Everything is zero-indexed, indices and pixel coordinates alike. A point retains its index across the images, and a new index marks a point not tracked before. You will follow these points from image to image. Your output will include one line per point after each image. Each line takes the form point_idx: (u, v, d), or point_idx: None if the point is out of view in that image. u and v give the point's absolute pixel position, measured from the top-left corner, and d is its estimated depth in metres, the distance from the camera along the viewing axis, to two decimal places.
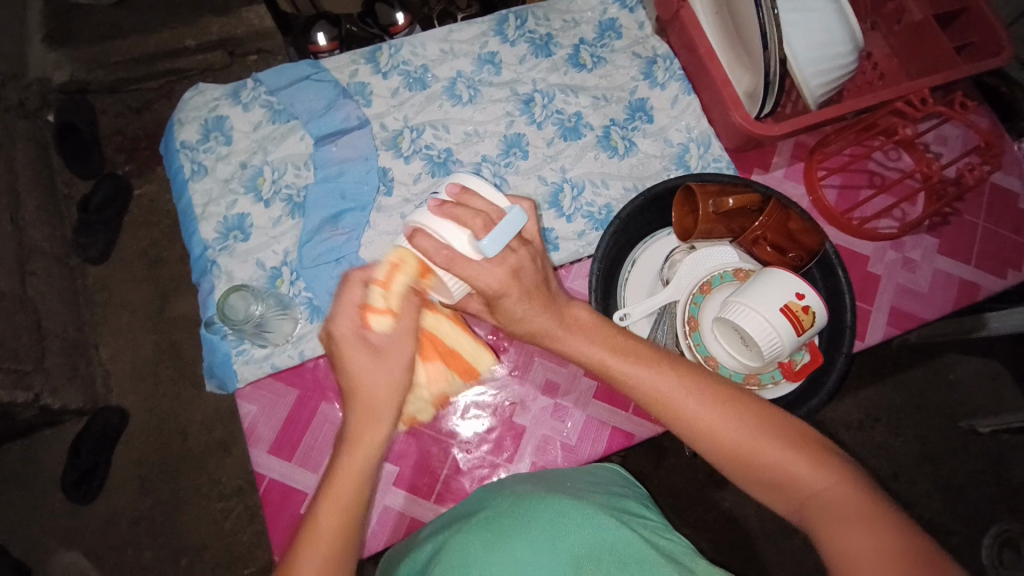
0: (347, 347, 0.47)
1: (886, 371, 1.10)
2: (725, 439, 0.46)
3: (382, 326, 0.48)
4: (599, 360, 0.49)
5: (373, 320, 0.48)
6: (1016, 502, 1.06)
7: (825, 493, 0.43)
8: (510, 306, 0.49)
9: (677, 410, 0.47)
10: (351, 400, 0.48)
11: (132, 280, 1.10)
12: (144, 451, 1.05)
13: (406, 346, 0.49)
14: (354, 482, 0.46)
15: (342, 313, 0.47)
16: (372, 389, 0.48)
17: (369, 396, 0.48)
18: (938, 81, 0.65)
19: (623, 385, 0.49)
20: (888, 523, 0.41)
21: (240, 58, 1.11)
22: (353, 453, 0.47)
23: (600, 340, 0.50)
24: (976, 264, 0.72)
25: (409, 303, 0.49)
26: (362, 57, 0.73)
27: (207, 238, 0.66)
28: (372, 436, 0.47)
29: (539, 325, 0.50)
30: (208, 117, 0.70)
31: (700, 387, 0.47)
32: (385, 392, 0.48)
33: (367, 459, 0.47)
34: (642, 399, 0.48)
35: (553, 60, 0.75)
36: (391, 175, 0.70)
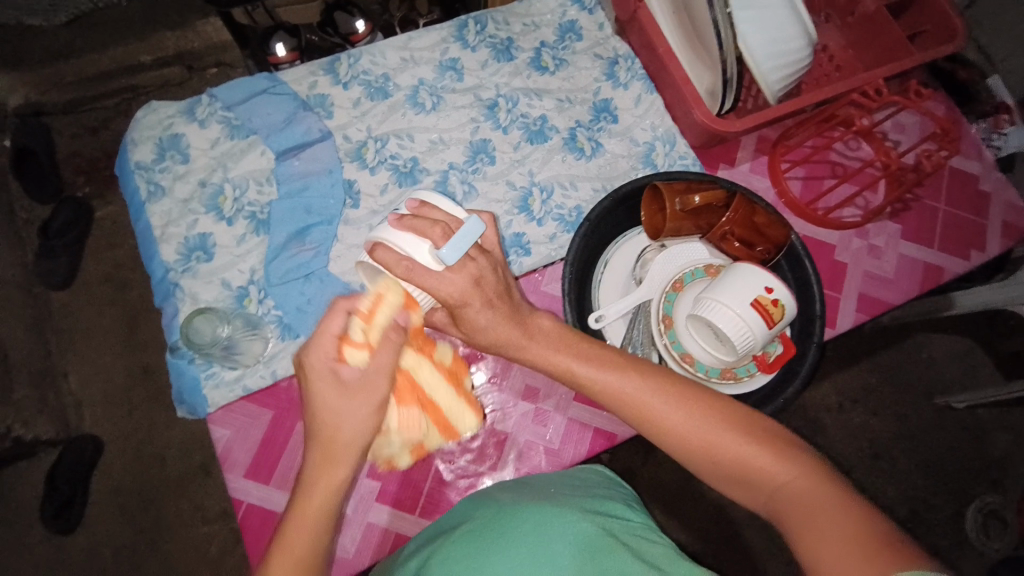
0: (317, 379, 0.45)
1: (863, 354, 1.12)
2: (693, 437, 0.46)
3: (356, 362, 0.45)
4: (564, 366, 0.49)
5: (348, 354, 0.45)
6: (995, 474, 1.09)
7: (794, 483, 0.43)
8: (477, 318, 0.48)
9: (644, 411, 0.47)
10: (314, 432, 0.45)
11: (99, 304, 1.06)
12: (119, 481, 1.01)
13: (377, 386, 0.45)
14: (309, 506, 0.44)
15: (317, 346, 0.45)
16: (337, 428, 0.45)
17: (334, 434, 0.45)
18: (893, 70, 0.66)
19: (590, 390, 0.49)
20: (855, 508, 0.41)
21: (199, 72, 1.08)
22: (309, 483, 0.45)
23: (565, 347, 0.50)
24: (939, 247, 0.73)
25: (388, 341, 0.46)
26: (320, 68, 0.72)
27: (168, 260, 0.64)
28: (333, 474, 0.45)
29: (508, 336, 0.49)
30: (163, 136, 0.68)
31: (665, 387, 0.48)
32: (348, 437, 0.45)
33: (330, 487, 0.45)
34: (609, 404, 0.48)
35: (515, 64, 0.75)
36: (357, 187, 0.69)
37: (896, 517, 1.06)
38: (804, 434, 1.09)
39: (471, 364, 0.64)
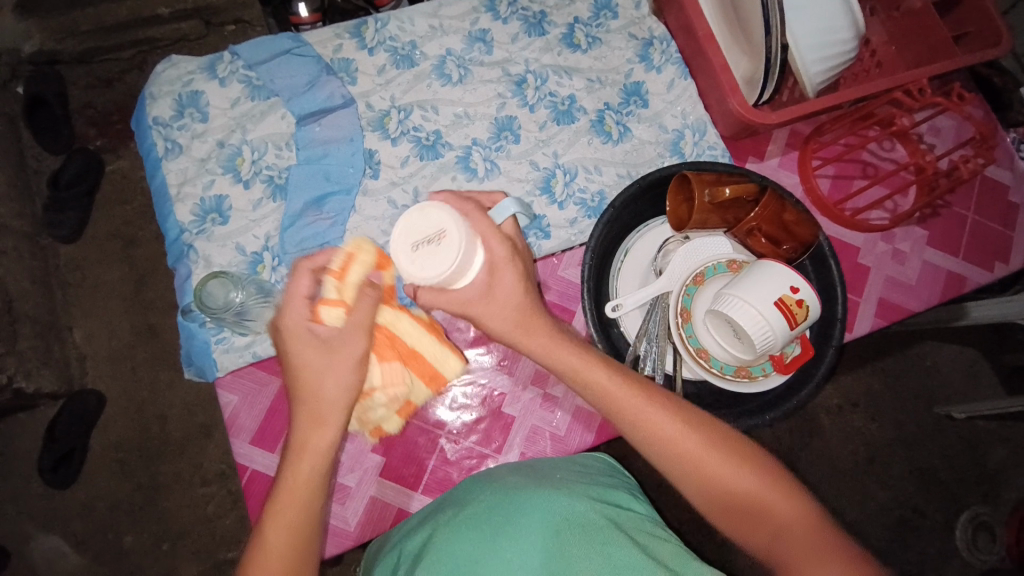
0: (296, 343, 0.46)
1: (868, 358, 1.12)
2: (682, 453, 0.46)
3: (333, 320, 0.47)
4: (569, 373, 0.48)
5: (325, 314, 0.47)
6: (989, 486, 1.10)
7: (768, 505, 0.45)
8: (483, 300, 0.48)
9: (636, 420, 0.47)
10: (297, 400, 0.47)
11: (106, 259, 1.06)
12: (123, 435, 1.02)
13: (353, 344, 0.47)
14: (302, 478, 0.46)
15: (292, 308, 0.47)
16: (318, 388, 0.46)
17: (316, 397, 0.46)
18: (937, 71, 0.64)
19: (585, 392, 0.48)
20: (827, 541, 0.43)
21: (217, 29, 1.06)
22: (297, 455, 0.46)
23: (566, 348, 0.49)
24: (963, 257, 0.72)
25: (364, 300, 0.48)
26: (345, 31, 0.70)
27: (183, 220, 0.63)
28: (319, 439, 0.46)
29: (516, 324, 0.49)
30: (182, 92, 0.67)
31: (667, 404, 0.48)
32: (334, 396, 0.46)
33: (319, 456, 0.46)
34: (610, 414, 0.48)
35: (546, 39, 0.73)
36: (378, 158, 0.67)
37: (886, 520, 1.07)
38: (802, 432, 1.10)
39: (482, 346, 0.64)
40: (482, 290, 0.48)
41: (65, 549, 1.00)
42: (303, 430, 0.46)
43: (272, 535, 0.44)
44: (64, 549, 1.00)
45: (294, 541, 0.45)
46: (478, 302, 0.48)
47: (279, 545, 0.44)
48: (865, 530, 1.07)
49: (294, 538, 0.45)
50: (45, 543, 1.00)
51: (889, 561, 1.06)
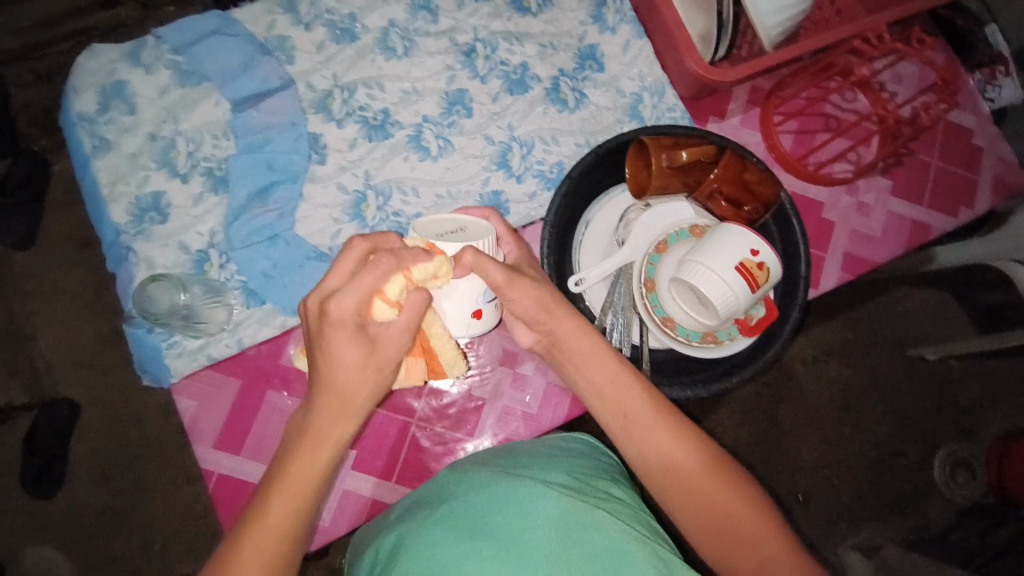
0: (337, 334, 0.42)
1: (841, 310, 1.13)
2: (684, 478, 0.46)
3: (382, 316, 0.42)
4: (576, 357, 0.50)
5: (376, 310, 0.42)
6: (964, 423, 1.13)
7: (759, 541, 0.44)
8: (499, 276, 0.46)
9: (647, 440, 0.48)
10: (323, 386, 0.44)
11: (61, 264, 1.01)
12: (101, 441, 0.99)
13: (402, 345, 0.43)
14: (313, 463, 0.43)
15: (349, 293, 0.41)
16: (347, 382, 0.43)
17: (342, 390, 0.43)
18: (896, 15, 0.62)
19: (602, 405, 0.50)
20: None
21: (156, 10, 0.98)
22: (314, 440, 0.43)
23: (588, 364, 0.50)
24: (928, 204, 0.72)
25: (417, 303, 0.42)
26: (278, 6, 0.65)
27: (119, 222, 0.60)
28: (340, 430, 0.44)
29: (523, 308, 0.48)
30: (107, 83, 0.62)
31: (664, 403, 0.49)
32: (368, 388, 0.44)
33: (330, 444, 0.44)
34: (610, 402, 0.49)
35: (494, 4, 0.69)
36: (324, 142, 0.64)
37: (865, 463, 1.10)
38: (781, 387, 1.11)
39: None
40: (495, 267, 0.45)
41: (53, 560, 0.97)
42: (319, 413, 0.44)
43: (268, 517, 0.42)
44: (54, 559, 0.97)
45: (291, 526, 0.42)
46: (490, 280, 0.46)
47: (275, 528, 0.42)
48: (846, 475, 1.09)
49: (293, 522, 0.42)
50: (32, 556, 0.97)
51: (869, 503, 1.09)
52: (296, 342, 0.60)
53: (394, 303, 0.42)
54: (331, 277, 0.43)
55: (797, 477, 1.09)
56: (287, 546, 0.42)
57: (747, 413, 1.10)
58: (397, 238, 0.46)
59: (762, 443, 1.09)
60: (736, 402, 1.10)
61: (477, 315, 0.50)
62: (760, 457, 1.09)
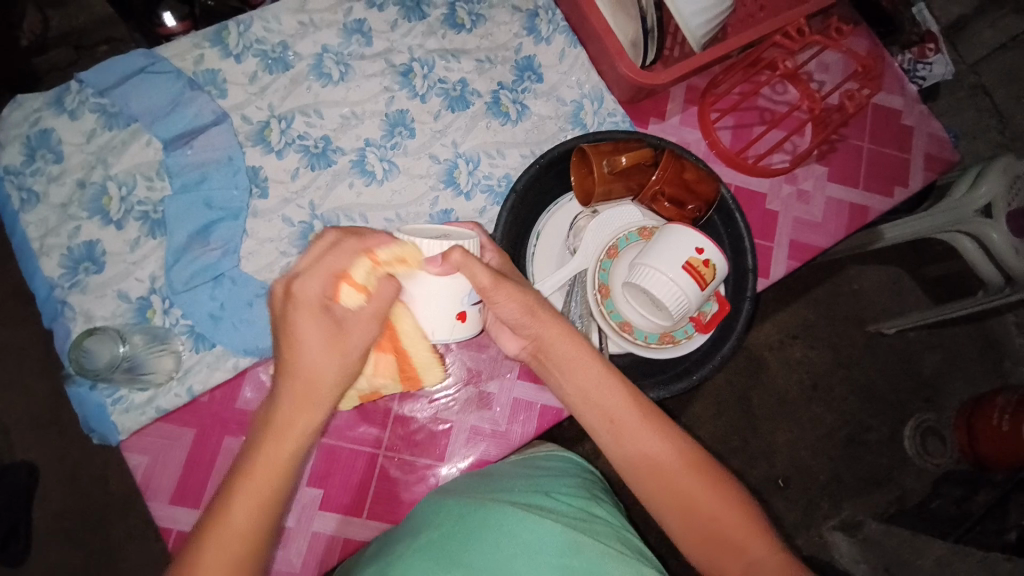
0: (302, 316, 0.42)
1: (801, 292, 1.16)
2: (669, 481, 0.46)
3: (351, 301, 0.44)
4: (562, 362, 0.49)
5: (345, 294, 0.44)
6: (928, 393, 1.17)
7: (740, 539, 0.44)
8: (484, 280, 0.46)
9: (633, 442, 0.47)
10: (288, 377, 0.43)
11: (4, 322, 0.96)
12: (67, 501, 0.95)
13: (368, 329, 0.45)
14: (278, 462, 0.41)
15: (314, 274, 0.43)
16: (314, 365, 0.43)
17: (305, 376, 0.43)
18: (814, 8, 0.65)
19: (586, 408, 0.49)
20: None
21: (88, 50, 0.95)
22: (281, 436, 0.42)
23: (573, 369, 0.49)
24: (863, 187, 0.74)
25: (387, 290, 0.45)
26: (205, 39, 0.64)
27: (52, 275, 0.57)
28: (305, 423, 0.43)
29: (508, 312, 0.48)
30: (29, 133, 0.59)
31: (652, 409, 0.48)
32: (331, 377, 0.43)
33: (296, 441, 0.42)
34: (597, 408, 0.48)
35: (428, 22, 0.69)
36: (264, 174, 0.63)
37: (836, 440, 1.13)
38: (752, 372, 1.14)
39: None
40: (482, 269, 0.46)
41: None
42: (286, 409, 0.42)
43: (233, 521, 0.39)
44: None
45: (254, 532, 0.40)
46: (476, 282, 0.46)
47: (239, 531, 0.39)
48: (820, 452, 1.12)
49: (258, 525, 0.40)
50: None
51: (846, 478, 1.12)
52: (250, 384, 0.58)
53: (364, 289, 0.44)
54: (298, 261, 0.44)
55: (775, 459, 1.12)
56: (250, 556, 0.39)
57: (721, 402, 1.12)
58: (387, 236, 0.45)
59: (738, 429, 1.12)
60: (709, 390, 1.12)
61: (461, 316, 0.49)
62: (737, 443, 1.11)
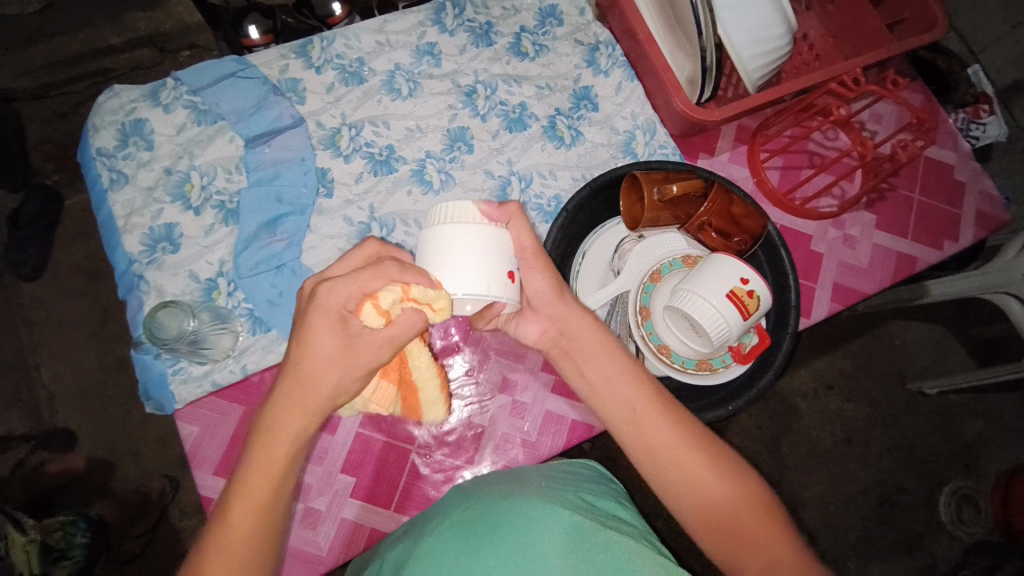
0: (320, 323, 0.42)
1: (839, 341, 1.14)
2: (688, 474, 0.45)
3: (370, 322, 0.42)
4: (585, 346, 0.50)
5: (365, 313, 0.42)
6: (968, 459, 1.12)
7: (760, 538, 0.44)
8: (530, 238, 0.48)
9: (657, 438, 0.46)
10: (287, 380, 0.43)
11: (68, 296, 1.03)
12: (97, 473, 0.99)
13: (381, 355, 0.43)
14: (268, 469, 0.42)
15: (345, 285, 0.42)
16: (313, 376, 0.42)
17: (301, 385, 0.42)
18: (871, 60, 0.66)
19: (607, 397, 0.48)
20: None
21: (172, 55, 1.02)
22: (268, 442, 0.42)
23: (597, 357, 0.49)
24: (912, 237, 0.74)
25: (408, 321, 0.43)
26: (291, 51, 0.69)
27: (132, 251, 0.62)
28: (293, 428, 0.43)
29: (536, 284, 0.50)
30: (126, 121, 0.65)
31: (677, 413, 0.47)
32: (326, 388, 0.42)
33: (287, 447, 0.43)
34: (619, 407, 0.48)
35: (494, 49, 0.73)
36: (331, 176, 0.67)
37: (868, 499, 1.09)
38: (781, 418, 1.12)
39: (450, 357, 0.64)
40: (529, 230, 0.48)
41: None
42: (276, 415, 0.43)
43: (232, 525, 0.42)
44: None
45: (257, 530, 0.42)
46: (521, 240, 0.48)
47: (237, 534, 0.42)
48: (850, 509, 1.08)
49: (257, 529, 0.42)
50: None
51: (876, 539, 1.07)
52: None
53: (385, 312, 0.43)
54: (338, 264, 0.46)
55: (803, 513, 1.08)
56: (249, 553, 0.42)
57: (747, 445, 1.10)
58: (426, 277, 0.45)
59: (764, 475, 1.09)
60: (737, 433, 1.11)
61: (512, 277, 0.48)
62: None
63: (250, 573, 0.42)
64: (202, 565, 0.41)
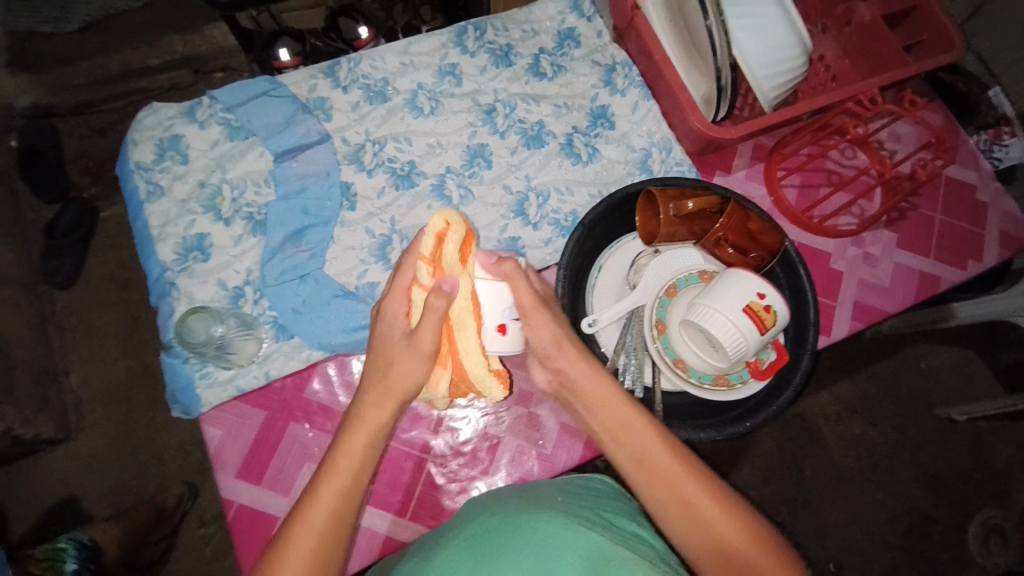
0: (390, 335, 0.50)
1: (861, 363, 1.12)
2: (699, 521, 0.44)
3: (418, 294, 0.50)
4: (588, 390, 0.50)
5: (413, 306, 0.50)
6: (997, 489, 1.08)
7: None
8: (525, 297, 0.51)
9: (666, 483, 0.45)
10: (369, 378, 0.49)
11: (101, 304, 1.07)
12: (122, 477, 1.02)
13: (430, 343, 0.48)
14: (354, 451, 0.46)
15: (395, 300, 0.51)
16: (396, 375, 0.48)
17: (389, 379, 0.48)
18: (885, 81, 0.67)
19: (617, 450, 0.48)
20: None
21: (206, 75, 1.08)
22: (355, 429, 0.47)
23: (603, 404, 0.49)
24: (935, 256, 0.73)
25: (438, 300, 0.47)
26: (320, 71, 0.72)
27: (165, 260, 0.65)
28: (381, 419, 0.47)
29: (536, 338, 0.51)
30: (163, 137, 0.69)
31: (686, 460, 0.47)
32: (405, 391, 0.48)
33: (376, 435, 0.47)
34: (627, 453, 0.47)
35: (513, 70, 0.75)
36: (355, 190, 0.69)
37: (894, 529, 1.05)
38: (801, 442, 1.09)
39: None
40: (525, 285, 0.51)
41: None
42: (369, 411, 0.47)
43: (319, 499, 0.43)
44: None
45: (340, 503, 0.44)
46: (518, 296, 0.51)
47: (324, 505, 0.43)
48: (873, 538, 1.05)
49: (344, 504, 0.44)
50: None
51: (901, 572, 1.04)
52: (319, 376, 0.64)
53: (436, 267, 0.50)
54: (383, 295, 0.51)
55: (824, 541, 1.05)
56: (333, 529, 0.43)
57: (765, 469, 1.08)
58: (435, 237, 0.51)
59: (783, 500, 1.06)
60: (755, 455, 1.09)
61: (501, 328, 0.52)
62: (783, 516, 1.06)
63: (328, 549, 0.42)
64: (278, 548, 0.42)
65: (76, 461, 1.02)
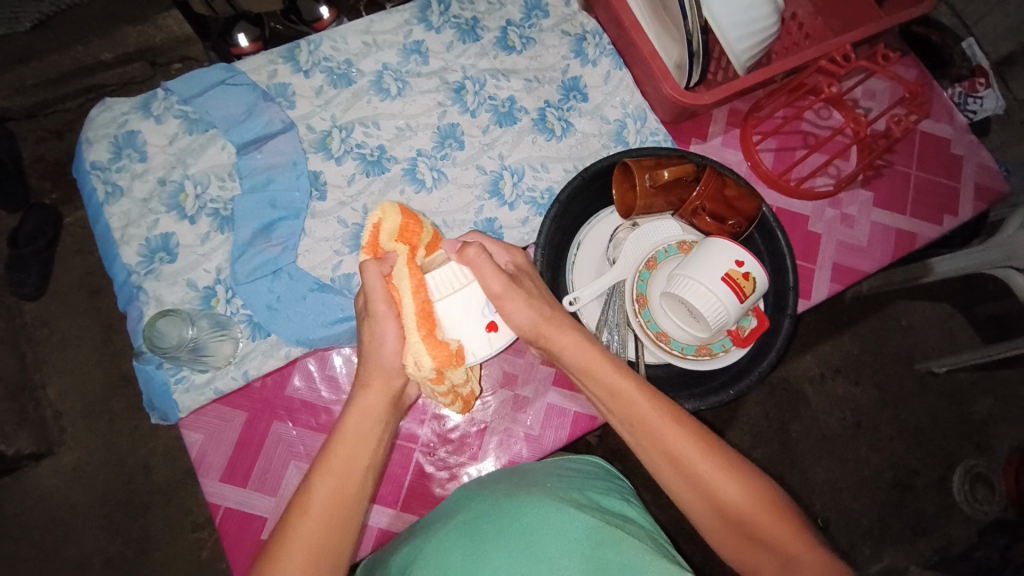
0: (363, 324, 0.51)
1: (845, 324, 1.13)
2: (705, 484, 0.47)
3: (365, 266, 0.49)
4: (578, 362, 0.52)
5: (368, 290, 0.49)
6: (979, 437, 1.11)
7: (770, 532, 0.45)
8: (496, 286, 0.51)
9: (654, 432, 0.49)
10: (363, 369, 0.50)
11: (73, 313, 1.04)
12: (110, 487, 1.00)
13: (383, 307, 0.49)
14: (348, 436, 0.48)
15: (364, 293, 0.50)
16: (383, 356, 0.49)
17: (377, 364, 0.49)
18: (858, 37, 0.65)
19: (627, 426, 0.50)
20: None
21: (163, 67, 1.03)
22: (351, 416, 0.49)
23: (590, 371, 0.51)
24: (911, 213, 0.74)
25: (373, 269, 0.49)
26: (279, 56, 0.69)
27: (130, 262, 0.63)
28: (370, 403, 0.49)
29: (525, 320, 0.52)
30: (118, 133, 0.66)
31: (672, 412, 0.49)
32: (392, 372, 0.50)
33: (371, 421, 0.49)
34: (618, 410, 0.50)
35: (481, 44, 0.73)
36: (324, 179, 0.67)
37: (880, 482, 1.08)
38: (788, 404, 1.11)
39: None
40: (491, 273, 0.51)
41: None
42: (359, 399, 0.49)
43: (315, 492, 0.45)
44: None
45: (335, 494, 0.45)
46: (489, 288, 0.51)
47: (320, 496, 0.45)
48: (861, 492, 1.08)
49: (340, 494, 0.45)
50: None
51: (889, 522, 1.07)
52: (300, 373, 0.63)
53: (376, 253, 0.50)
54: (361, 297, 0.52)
55: (814, 498, 1.07)
56: (332, 521, 0.44)
57: (755, 433, 1.10)
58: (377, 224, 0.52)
59: (773, 462, 1.08)
60: (745, 420, 1.10)
61: (490, 328, 0.54)
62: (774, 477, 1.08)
63: (327, 543, 0.43)
64: (285, 544, 0.43)
65: (60, 474, 1.00)
